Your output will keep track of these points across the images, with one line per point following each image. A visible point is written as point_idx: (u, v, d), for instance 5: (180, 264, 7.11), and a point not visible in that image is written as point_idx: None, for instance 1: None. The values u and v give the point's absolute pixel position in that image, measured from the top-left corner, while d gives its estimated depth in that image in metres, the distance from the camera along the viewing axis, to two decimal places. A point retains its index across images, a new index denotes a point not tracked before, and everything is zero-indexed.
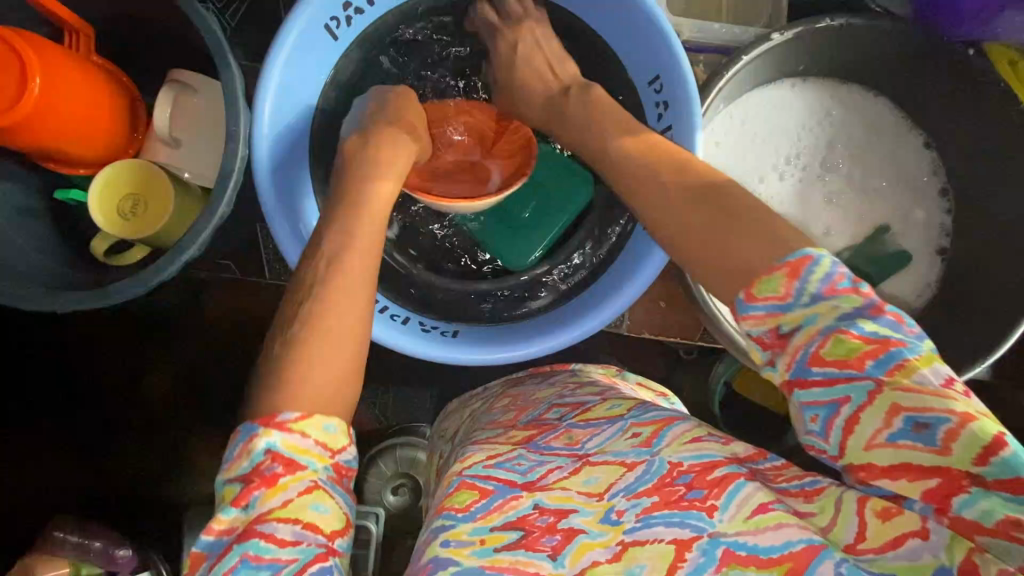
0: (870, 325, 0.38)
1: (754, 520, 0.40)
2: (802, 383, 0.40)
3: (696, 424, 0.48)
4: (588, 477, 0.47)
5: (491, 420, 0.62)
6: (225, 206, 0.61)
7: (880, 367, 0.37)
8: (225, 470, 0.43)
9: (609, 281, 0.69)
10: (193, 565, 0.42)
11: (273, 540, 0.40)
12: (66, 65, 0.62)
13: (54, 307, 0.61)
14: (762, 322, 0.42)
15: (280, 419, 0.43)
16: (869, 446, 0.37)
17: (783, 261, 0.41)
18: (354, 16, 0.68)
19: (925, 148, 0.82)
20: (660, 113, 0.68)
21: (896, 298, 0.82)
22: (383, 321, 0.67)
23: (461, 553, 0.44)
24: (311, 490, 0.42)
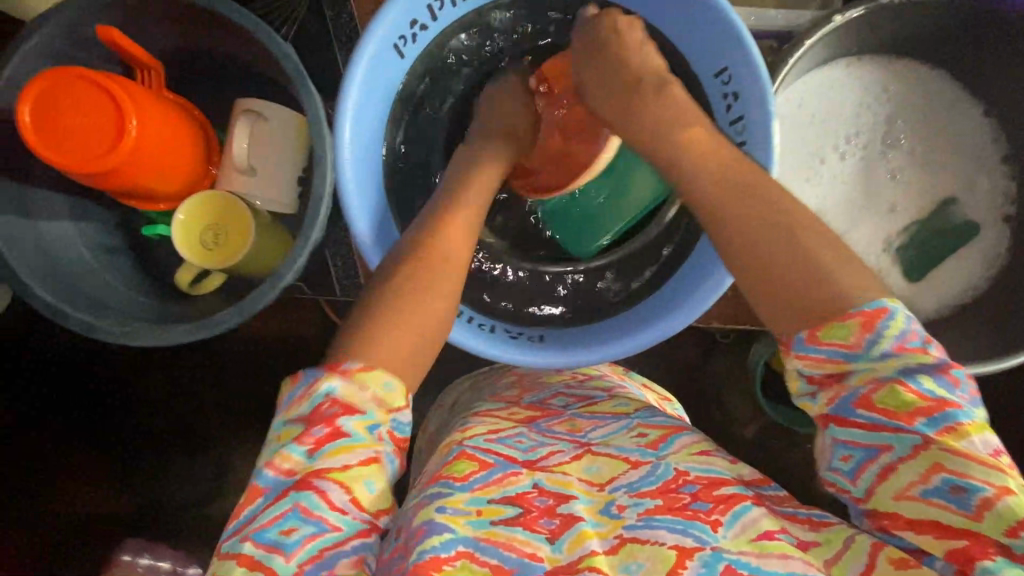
0: (929, 384, 0.43)
1: (759, 543, 0.46)
2: (842, 421, 0.46)
3: (703, 439, 0.58)
4: (590, 465, 0.55)
5: (497, 394, 0.73)
6: (317, 230, 0.64)
7: (929, 427, 0.43)
8: (283, 413, 0.50)
9: (677, 284, 0.70)
10: (250, 497, 0.47)
11: (326, 499, 0.46)
12: (151, 105, 0.63)
13: (161, 340, 0.63)
14: (821, 364, 0.46)
15: (345, 367, 0.50)
16: (898, 496, 0.43)
17: (860, 311, 0.45)
18: (419, 33, 0.69)
19: (986, 116, 0.81)
20: (729, 104, 0.68)
21: (963, 270, 0.82)
22: (474, 331, 0.69)
23: (457, 521, 0.49)
24: (370, 462, 0.48)
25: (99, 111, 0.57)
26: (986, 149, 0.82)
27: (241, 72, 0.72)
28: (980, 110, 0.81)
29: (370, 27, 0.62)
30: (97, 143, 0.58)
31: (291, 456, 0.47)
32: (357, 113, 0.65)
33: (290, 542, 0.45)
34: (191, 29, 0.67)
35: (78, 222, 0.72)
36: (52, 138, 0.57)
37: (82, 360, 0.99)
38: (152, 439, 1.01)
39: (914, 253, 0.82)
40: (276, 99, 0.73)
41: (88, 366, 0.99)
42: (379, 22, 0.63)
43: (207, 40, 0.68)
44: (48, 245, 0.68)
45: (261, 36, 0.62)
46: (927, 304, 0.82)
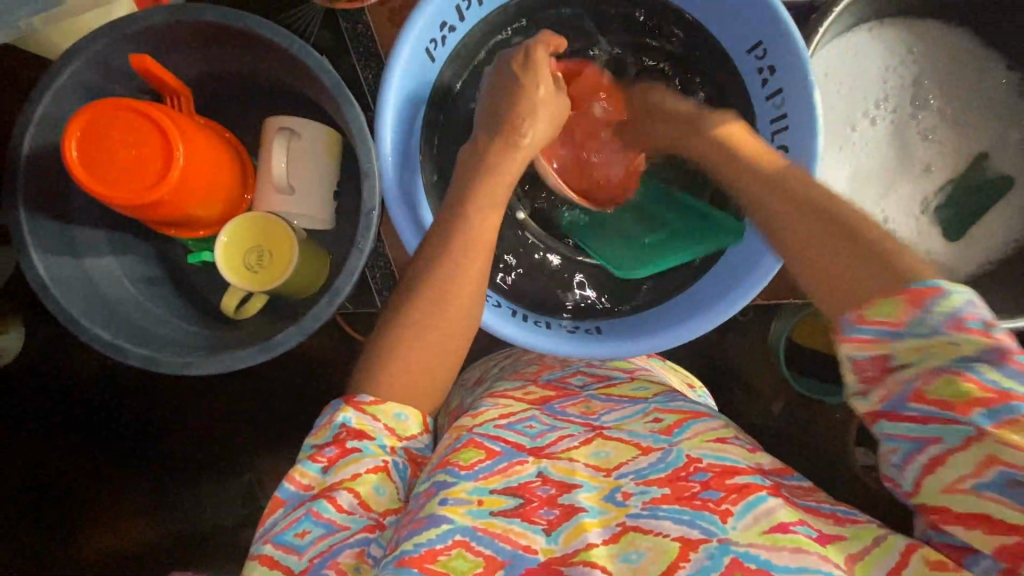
0: (991, 373, 0.40)
1: (772, 536, 0.46)
2: (895, 417, 0.43)
3: (723, 426, 0.57)
4: (598, 450, 0.56)
5: (516, 372, 0.73)
6: (371, 240, 0.63)
7: (988, 419, 0.39)
8: (314, 437, 0.56)
9: (715, 277, 0.70)
10: (273, 508, 0.53)
11: (335, 503, 0.51)
12: (191, 131, 0.62)
13: (216, 368, 0.62)
14: (868, 346, 0.44)
15: (358, 399, 0.57)
16: (947, 488, 0.42)
17: (909, 288, 0.43)
18: (448, 36, 0.69)
19: (1010, 71, 0.81)
20: (766, 78, 0.69)
21: (998, 225, 0.83)
22: (532, 329, 0.68)
23: (457, 511, 0.50)
24: (377, 471, 0.53)
25: (143, 142, 0.56)
26: (1010, 103, 0.82)
27: (272, 90, 0.72)
28: (1003, 65, 0.82)
29: (403, 34, 0.62)
30: (144, 175, 0.57)
31: (308, 472, 0.54)
32: (396, 119, 0.65)
33: (303, 544, 0.50)
34: (222, 50, 0.66)
35: (117, 254, 0.71)
36: (97, 173, 0.56)
37: (120, 392, 0.99)
38: (194, 466, 1.01)
39: (951, 212, 0.82)
40: (309, 113, 0.73)
41: (126, 397, 0.99)
42: (410, 27, 0.63)
43: (238, 60, 0.68)
44: (92, 280, 0.67)
45: (297, 52, 0.61)
46: (967, 262, 0.82)
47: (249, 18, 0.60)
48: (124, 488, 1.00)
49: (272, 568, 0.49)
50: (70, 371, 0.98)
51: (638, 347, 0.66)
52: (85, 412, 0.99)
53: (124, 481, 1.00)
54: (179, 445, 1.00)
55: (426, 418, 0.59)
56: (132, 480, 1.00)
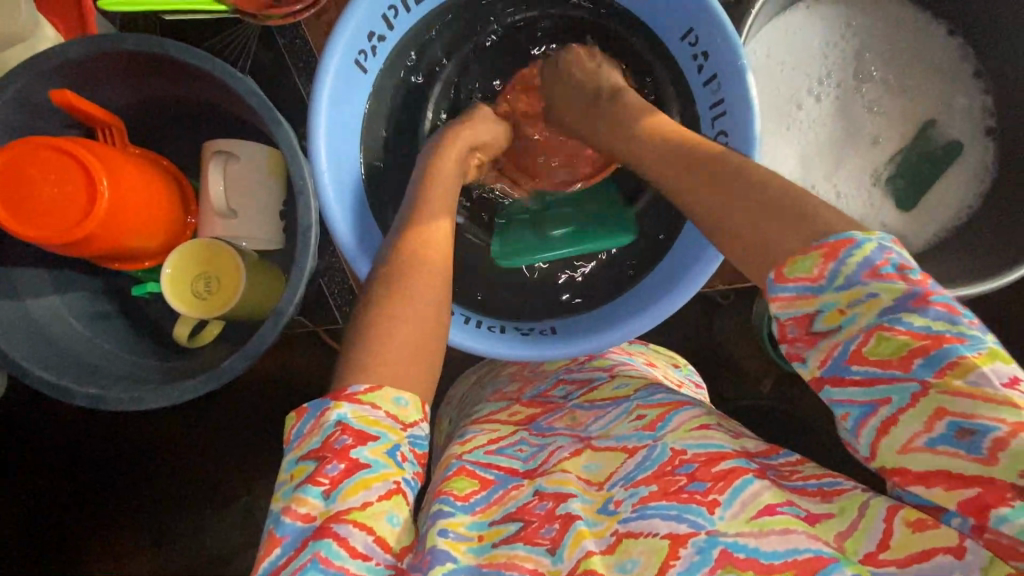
0: (918, 321, 0.40)
1: (758, 522, 0.46)
2: (838, 381, 0.43)
3: (706, 413, 0.56)
4: (588, 463, 0.55)
5: (497, 391, 0.72)
6: (310, 260, 0.63)
7: (928, 368, 0.40)
8: (297, 449, 0.50)
9: (661, 275, 0.70)
10: (270, 547, 0.47)
11: (347, 544, 0.46)
12: (116, 161, 0.61)
13: (172, 400, 0.62)
14: (793, 303, 0.44)
15: (351, 391, 0.51)
16: (904, 449, 0.41)
17: (823, 242, 0.44)
18: (378, 45, 0.68)
19: (951, 36, 0.81)
20: (701, 65, 0.68)
21: (954, 191, 0.82)
22: (482, 334, 0.68)
23: (459, 547, 0.50)
24: (389, 497, 0.49)
25: (67, 176, 0.56)
26: (957, 66, 0.82)
27: (207, 113, 0.71)
28: (943, 29, 0.81)
29: (327, 48, 0.62)
30: (69, 211, 0.56)
31: (307, 499, 0.47)
32: (330, 135, 0.64)
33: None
34: (150, 78, 0.65)
35: (65, 293, 0.70)
36: (21, 211, 0.55)
37: (101, 428, 0.99)
38: (182, 495, 1.01)
39: (904, 181, 0.82)
40: (246, 133, 0.72)
41: (106, 434, 1.00)
42: (335, 41, 0.62)
43: (169, 86, 0.67)
44: (38, 325, 0.66)
45: (219, 74, 0.60)
46: (926, 229, 0.82)
47: (168, 44, 0.59)
48: (118, 523, 1.01)
49: None
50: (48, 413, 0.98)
51: (598, 344, 0.66)
52: (69, 454, 0.99)
53: (112, 516, 1.01)
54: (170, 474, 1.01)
55: (426, 404, 0.54)
56: (124, 515, 1.01)
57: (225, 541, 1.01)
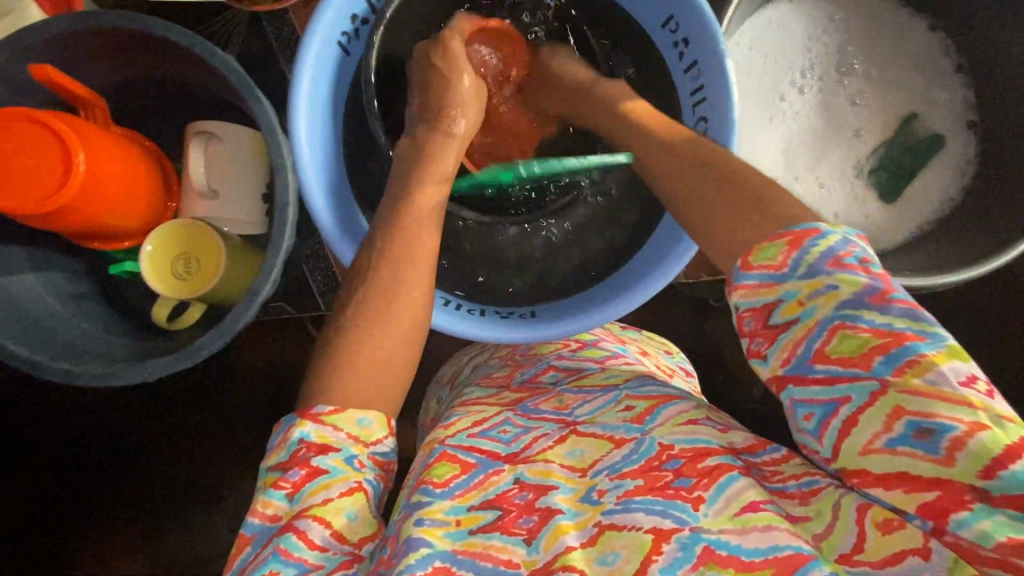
0: (877, 316, 0.40)
1: (740, 518, 0.45)
2: (802, 380, 0.42)
3: (695, 406, 0.55)
4: (573, 449, 0.54)
5: (487, 376, 0.72)
6: (287, 238, 0.63)
7: (886, 367, 0.39)
8: (268, 459, 0.52)
9: (641, 263, 0.70)
10: (239, 547, 0.49)
11: (304, 539, 0.47)
12: (99, 138, 0.61)
13: (144, 377, 0.61)
14: (757, 292, 0.44)
15: (315, 411, 0.52)
16: (865, 451, 0.40)
17: (789, 231, 0.44)
18: (362, 28, 0.69)
19: (931, 31, 0.82)
20: (681, 52, 0.69)
21: (935, 185, 0.83)
22: (459, 316, 0.68)
23: (436, 534, 0.48)
24: (350, 494, 0.49)
25: (45, 149, 0.56)
26: (938, 62, 0.82)
27: (191, 96, 0.72)
28: (924, 24, 0.82)
29: (309, 27, 0.62)
30: (44, 184, 0.56)
31: (272, 501, 0.49)
32: (311, 114, 0.65)
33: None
34: (132, 56, 0.66)
35: (43, 272, 0.70)
36: None
37: (80, 414, 0.99)
38: (164, 482, 1.01)
39: (885, 174, 0.82)
40: (229, 116, 0.72)
41: (88, 420, 0.99)
42: (318, 21, 0.63)
43: (152, 66, 0.67)
44: (13, 299, 0.65)
45: (199, 50, 0.61)
46: (907, 222, 0.83)
47: (151, 21, 0.60)
48: (99, 509, 1.00)
49: None
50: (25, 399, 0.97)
51: (574, 326, 0.66)
52: (47, 439, 0.99)
53: (94, 502, 1.00)
54: (154, 461, 1.00)
55: (392, 420, 0.54)
56: (104, 502, 1.00)
57: (209, 527, 1.01)
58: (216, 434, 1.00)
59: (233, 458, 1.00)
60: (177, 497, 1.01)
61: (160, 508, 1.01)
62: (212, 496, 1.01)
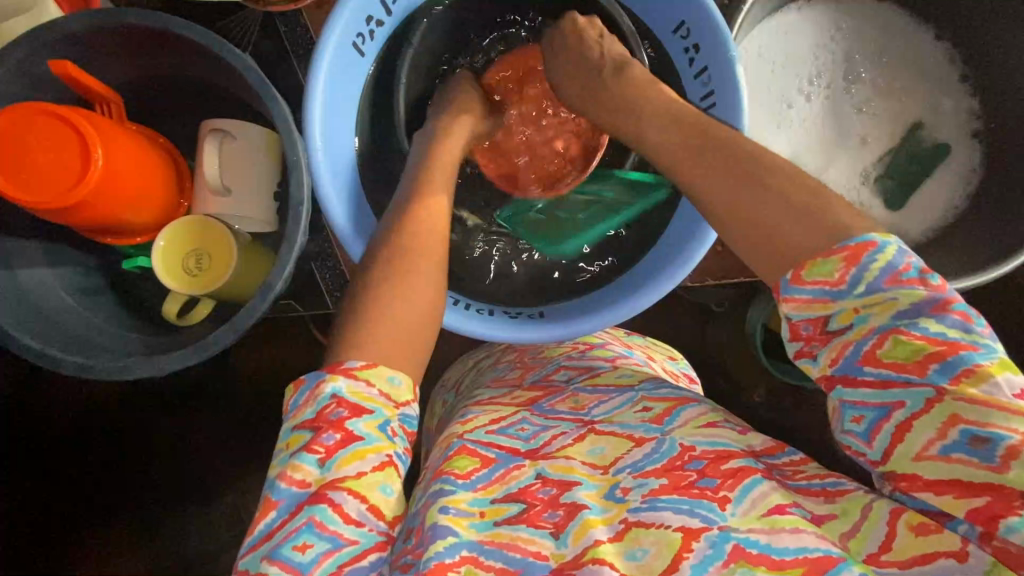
0: (935, 327, 0.41)
1: (769, 519, 0.45)
2: (852, 382, 0.44)
3: (711, 410, 0.57)
4: (593, 447, 0.55)
5: (497, 379, 0.72)
6: (301, 235, 0.63)
7: (942, 376, 0.40)
8: (292, 419, 0.51)
9: (651, 262, 0.70)
10: (264, 509, 0.48)
11: (340, 510, 0.47)
12: (115, 135, 0.62)
13: (158, 370, 0.61)
14: (809, 305, 0.44)
15: (347, 366, 0.52)
16: (918, 456, 0.41)
17: (844, 245, 0.44)
18: (376, 29, 0.70)
19: (938, 41, 0.83)
20: (692, 57, 0.69)
21: (942, 193, 0.84)
22: (472, 316, 0.68)
23: (462, 523, 0.49)
24: (382, 468, 0.50)
25: (63, 145, 0.56)
26: (944, 70, 0.83)
27: (206, 94, 0.72)
28: (931, 34, 0.83)
29: (326, 28, 0.63)
30: (62, 180, 0.56)
31: (302, 466, 0.48)
32: (325, 114, 0.65)
33: (306, 560, 0.46)
34: (148, 54, 0.66)
35: (56, 266, 0.70)
36: (17, 177, 0.56)
37: (86, 410, 0.99)
38: (171, 478, 1.01)
39: (891, 181, 0.83)
40: (243, 115, 0.73)
41: (95, 415, 1.00)
42: (334, 22, 0.64)
43: (168, 64, 0.68)
44: (25, 292, 0.66)
45: (216, 49, 0.61)
46: (914, 228, 0.83)
47: (169, 20, 0.60)
48: (105, 504, 1.01)
49: None
50: (32, 394, 0.98)
51: (584, 327, 0.66)
52: (54, 434, 0.99)
53: (101, 497, 1.01)
54: (160, 456, 1.01)
55: (416, 386, 0.54)
56: (111, 497, 1.01)
57: (215, 522, 1.02)
58: (223, 430, 1.01)
59: (240, 454, 1.01)
60: (184, 492, 1.02)
61: (167, 503, 1.01)
62: (219, 491, 1.02)
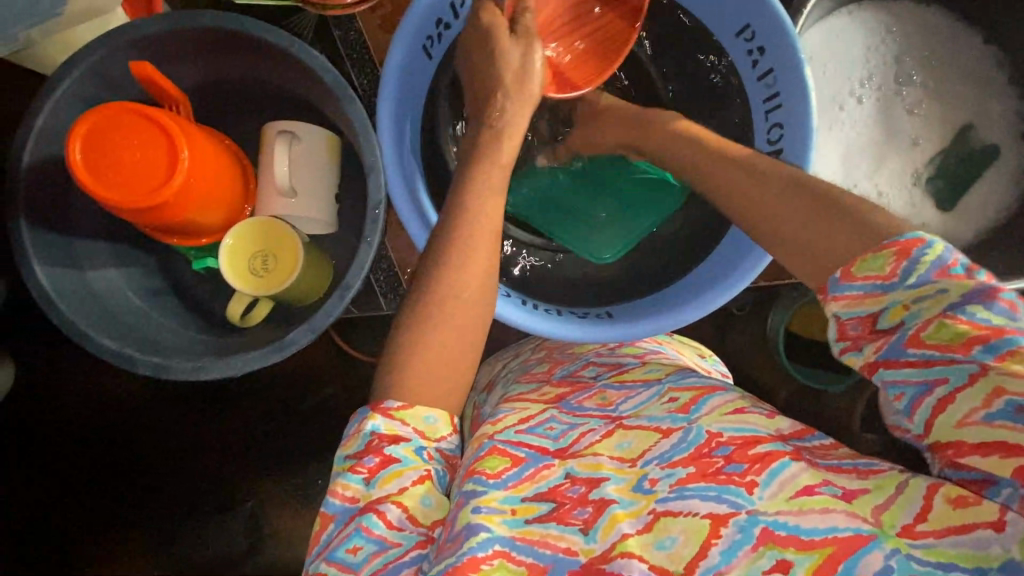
0: (983, 312, 0.39)
1: (796, 501, 0.43)
2: (894, 365, 0.42)
3: (740, 396, 0.52)
4: (622, 441, 0.51)
5: (526, 374, 0.68)
6: (379, 235, 0.63)
7: (987, 355, 0.38)
8: (343, 447, 0.52)
9: (721, 258, 0.71)
10: (323, 524, 0.50)
11: (384, 519, 0.48)
12: (195, 133, 0.62)
13: (233, 371, 0.61)
14: (860, 301, 0.43)
15: (386, 405, 0.52)
16: (960, 424, 0.39)
17: (894, 241, 0.42)
18: (444, 32, 0.71)
19: (986, 44, 0.84)
20: (756, 60, 0.70)
21: (993, 194, 0.84)
22: (541, 316, 0.69)
23: (493, 519, 0.46)
24: (422, 482, 0.50)
25: (152, 143, 0.57)
26: (991, 73, 0.84)
27: (271, 97, 0.73)
28: (979, 37, 0.84)
29: (399, 28, 0.63)
30: (151, 177, 0.57)
31: (350, 484, 0.50)
32: (398, 114, 0.66)
33: (357, 561, 0.47)
34: (222, 58, 0.67)
35: (123, 268, 0.71)
36: (103, 175, 0.56)
37: (125, 406, 1.00)
38: (214, 479, 1.01)
39: (943, 181, 0.84)
40: (307, 117, 0.73)
41: (146, 415, 1.01)
42: (406, 22, 0.64)
43: (239, 66, 0.69)
44: (97, 293, 0.67)
45: (296, 51, 0.62)
46: (965, 230, 0.83)
47: (247, 22, 0.61)
48: (134, 500, 1.02)
49: None
50: (72, 387, 0.99)
51: (653, 329, 0.67)
52: (91, 429, 1.00)
53: (149, 498, 1.02)
54: (206, 458, 1.01)
55: (454, 418, 0.55)
56: (158, 498, 1.02)
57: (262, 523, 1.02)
58: (268, 432, 1.01)
59: (286, 456, 1.01)
60: (229, 494, 1.01)
61: (213, 505, 1.01)
62: (264, 493, 1.01)
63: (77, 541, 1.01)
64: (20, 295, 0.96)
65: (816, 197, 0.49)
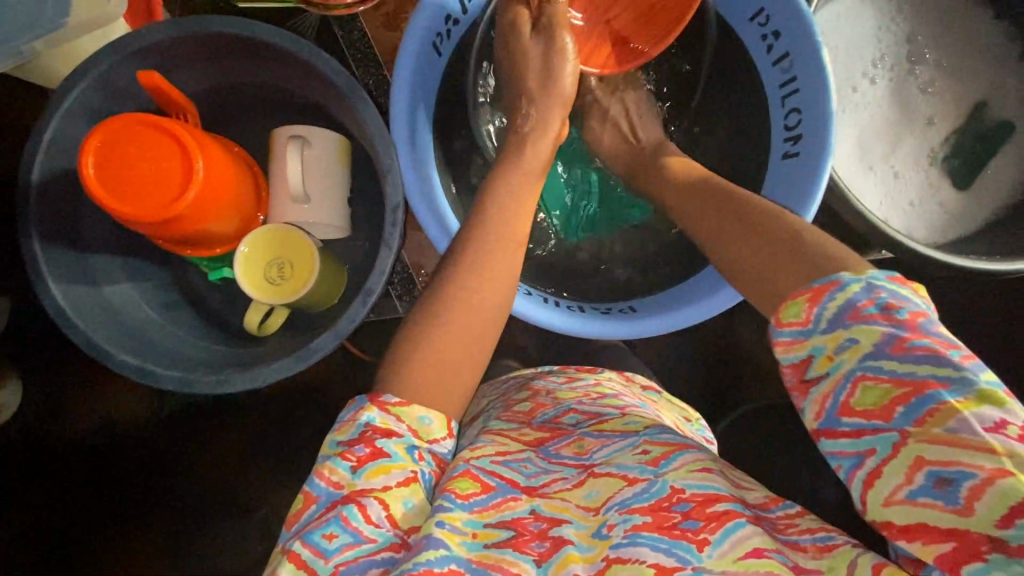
0: (897, 366, 0.37)
1: (744, 562, 0.42)
2: (831, 433, 0.40)
3: (709, 457, 0.51)
4: (589, 490, 0.49)
5: (505, 412, 0.65)
6: (397, 237, 0.62)
7: (908, 418, 0.36)
8: (336, 432, 0.50)
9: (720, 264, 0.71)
10: (305, 503, 0.48)
11: (364, 513, 0.46)
12: (208, 141, 0.61)
13: (260, 382, 0.60)
14: (788, 350, 0.42)
15: (383, 399, 0.51)
16: (887, 501, 0.37)
17: (810, 286, 0.42)
18: (453, 28, 0.70)
19: (997, 21, 0.83)
20: (771, 44, 0.69)
21: (1005, 173, 0.83)
22: (560, 311, 0.69)
23: (453, 539, 0.44)
24: (407, 484, 0.48)
25: (165, 155, 0.56)
26: (1004, 50, 0.83)
27: (279, 101, 0.72)
28: (990, 14, 0.83)
29: (408, 25, 0.62)
30: (166, 190, 0.56)
31: (337, 469, 0.48)
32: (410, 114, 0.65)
33: (330, 548, 0.45)
34: (228, 63, 0.66)
35: (135, 281, 0.70)
36: (118, 189, 0.55)
37: (137, 412, 1.00)
38: (229, 488, 1.00)
39: (959, 161, 0.83)
40: (316, 121, 0.72)
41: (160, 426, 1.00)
42: (415, 20, 0.63)
43: (246, 71, 0.67)
44: (112, 306, 0.66)
45: (307, 54, 0.60)
46: (982, 209, 0.83)
47: (256, 26, 0.59)
48: (148, 510, 1.01)
49: (298, 567, 0.44)
50: (85, 398, 0.98)
51: (672, 321, 0.68)
52: (104, 438, 0.99)
53: (164, 508, 1.01)
54: (221, 465, 1.01)
55: (451, 421, 0.53)
56: (173, 508, 1.01)
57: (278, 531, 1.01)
58: (282, 438, 1.00)
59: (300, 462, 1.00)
60: (244, 501, 1.00)
61: (228, 513, 1.01)
62: (279, 500, 1.00)
63: (77, 543, 0.99)
64: (27, 306, 0.94)
65: (775, 240, 0.48)
